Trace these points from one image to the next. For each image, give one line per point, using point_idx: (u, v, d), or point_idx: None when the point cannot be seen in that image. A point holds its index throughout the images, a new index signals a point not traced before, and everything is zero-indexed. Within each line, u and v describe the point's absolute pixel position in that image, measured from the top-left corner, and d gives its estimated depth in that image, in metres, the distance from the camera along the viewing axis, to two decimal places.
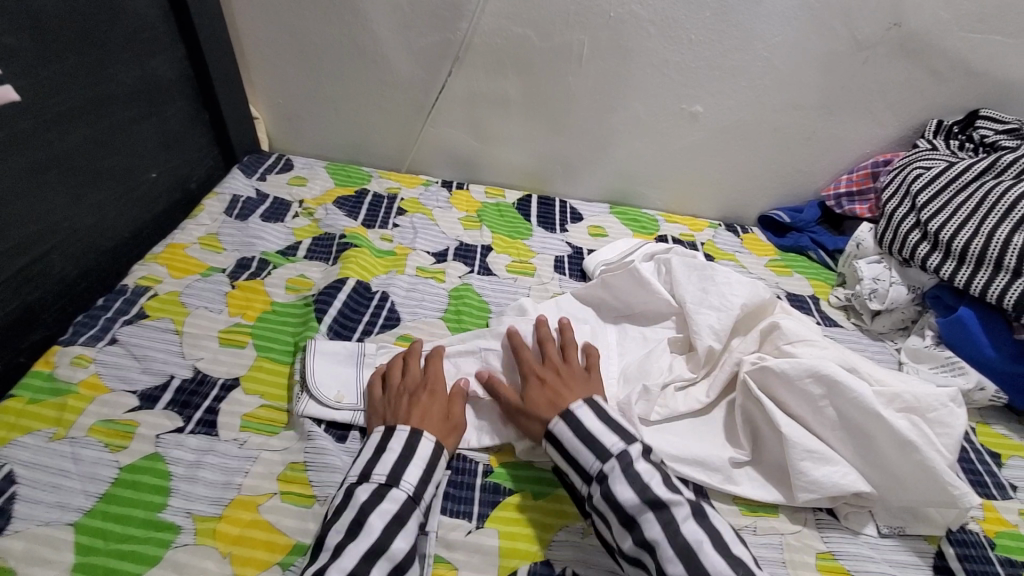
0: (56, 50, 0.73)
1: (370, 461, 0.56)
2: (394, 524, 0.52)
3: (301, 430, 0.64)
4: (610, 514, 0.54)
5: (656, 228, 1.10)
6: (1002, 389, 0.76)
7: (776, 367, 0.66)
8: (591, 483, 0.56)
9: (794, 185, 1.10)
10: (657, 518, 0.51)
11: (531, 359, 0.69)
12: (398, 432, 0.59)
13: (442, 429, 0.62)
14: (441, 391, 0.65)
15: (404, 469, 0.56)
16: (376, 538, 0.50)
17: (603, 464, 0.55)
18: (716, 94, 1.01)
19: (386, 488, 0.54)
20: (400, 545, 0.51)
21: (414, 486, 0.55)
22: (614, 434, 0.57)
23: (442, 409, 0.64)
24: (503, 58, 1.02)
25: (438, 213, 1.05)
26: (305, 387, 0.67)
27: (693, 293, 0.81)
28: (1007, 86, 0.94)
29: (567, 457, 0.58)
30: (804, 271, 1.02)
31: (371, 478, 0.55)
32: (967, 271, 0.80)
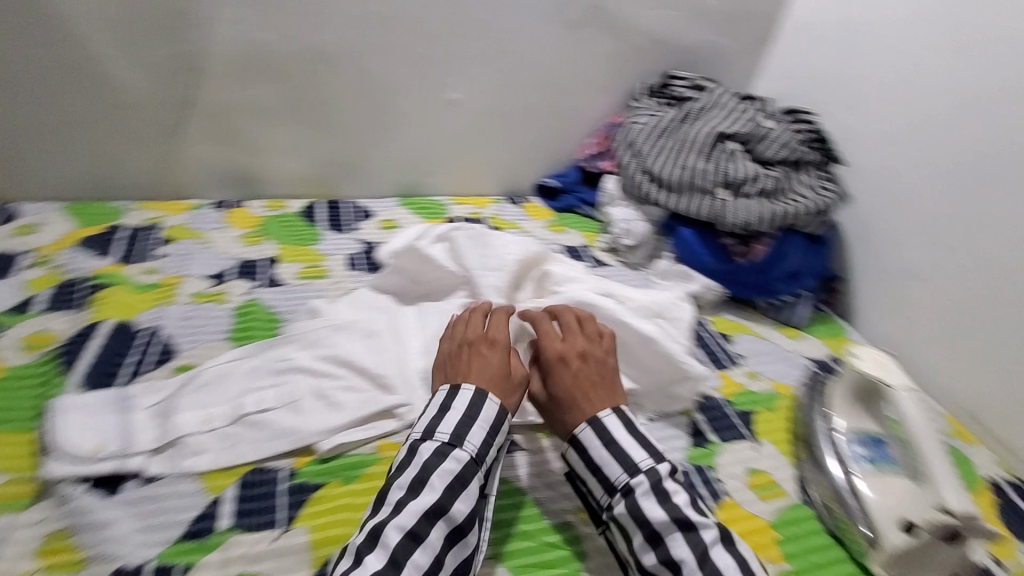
0: None
1: (434, 419, 0.61)
2: (456, 484, 0.56)
3: (62, 495, 0.58)
4: (634, 531, 0.56)
5: (445, 213, 1.17)
6: (722, 284, 0.97)
7: (547, 306, 0.78)
8: (614, 496, 0.58)
9: (554, 154, 1.25)
10: (687, 540, 0.54)
11: (553, 344, 0.69)
12: (463, 391, 0.62)
13: (502, 388, 0.65)
14: (500, 341, 0.68)
15: (469, 428, 0.60)
16: (439, 500, 0.55)
17: (632, 479, 0.58)
18: (467, 80, 1.10)
19: (449, 449, 0.58)
20: (461, 507, 0.56)
21: (476, 449, 0.59)
22: (644, 451, 0.59)
23: (501, 360, 0.67)
24: (251, 66, 0.98)
25: (214, 234, 0.98)
26: (52, 450, 0.61)
27: (475, 260, 0.88)
28: (686, 50, 1.18)
29: (590, 468, 0.60)
30: (575, 227, 1.18)
31: (436, 436, 0.59)
32: (679, 199, 0.99)
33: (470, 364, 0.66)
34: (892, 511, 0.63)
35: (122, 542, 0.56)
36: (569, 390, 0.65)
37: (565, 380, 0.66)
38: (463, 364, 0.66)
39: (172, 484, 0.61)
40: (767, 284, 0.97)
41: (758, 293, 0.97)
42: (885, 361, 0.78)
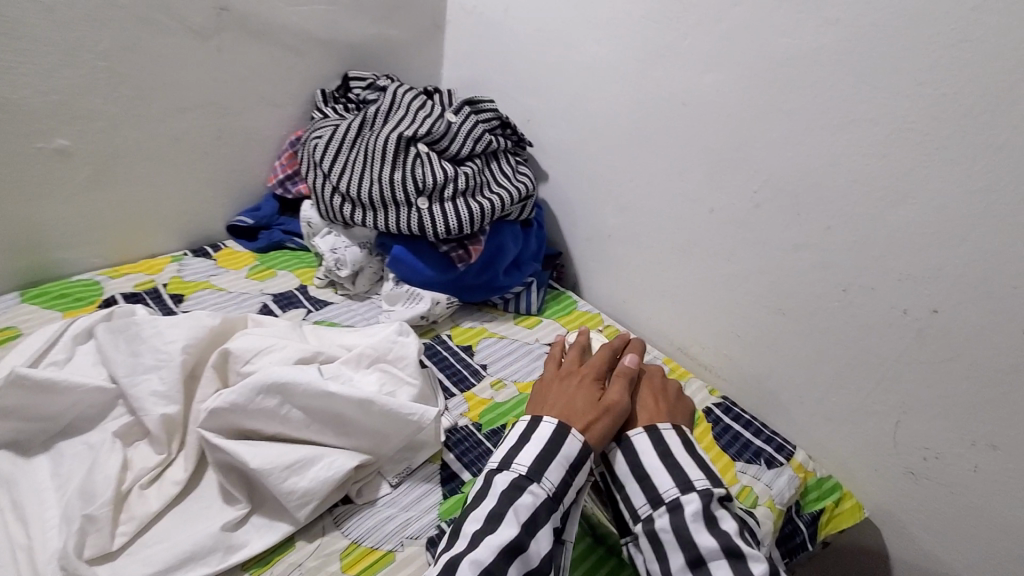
0: None
1: (513, 450, 0.59)
2: (529, 525, 0.53)
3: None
4: (670, 550, 0.54)
5: (99, 292, 0.89)
6: (452, 294, 0.92)
7: (223, 403, 0.61)
8: (659, 507, 0.56)
9: (238, 185, 1.04)
10: (733, 567, 0.51)
11: (566, 390, 0.67)
12: (546, 423, 0.60)
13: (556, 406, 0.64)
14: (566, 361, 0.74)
15: (549, 466, 0.57)
16: (514, 539, 0.52)
17: (681, 494, 0.56)
18: (66, 120, 0.82)
19: (526, 483, 0.56)
20: (534, 550, 0.53)
21: (555, 486, 0.56)
22: (694, 471, 0.57)
23: (563, 379, 0.69)
24: None
25: None
26: None
27: (126, 361, 0.67)
28: (357, 48, 1.07)
29: (649, 471, 0.59)
30: (286, 266, 1.01)
31: (513, 468, 0.57)
32: (381, 217, 0.90)
33: (549, 389, 0.68)
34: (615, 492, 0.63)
35: None
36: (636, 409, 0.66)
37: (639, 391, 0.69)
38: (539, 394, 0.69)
39: None
40: (493, 283, 0.94)
41: (487, 293, 0.95)
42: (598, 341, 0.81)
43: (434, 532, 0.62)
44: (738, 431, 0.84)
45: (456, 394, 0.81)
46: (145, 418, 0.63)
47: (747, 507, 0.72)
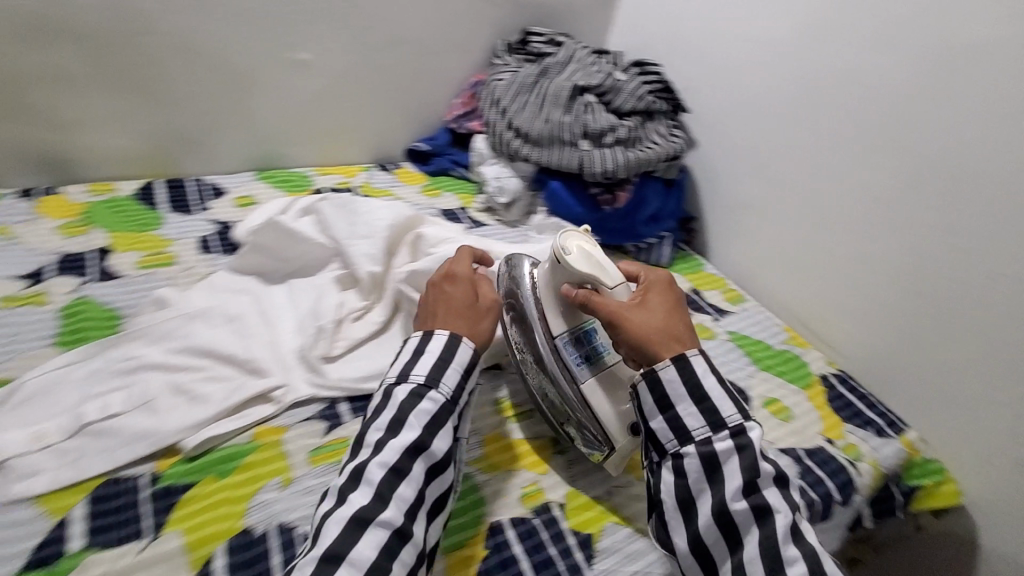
0: None
1: (409, 363, 0.59)
2: (435, 425, 0.56)
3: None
4: (731, 475, 0.53)
5: (310, 183, 1.09)
6: (595, 233, 1.03)
7: (422, 268, 0.76)
8: (719, 431, 0.55)
9: (421, 116, 1.21)
10: (778, 490, 0.53)
11: (454, 301, 0.64)
12: (436, 335, 0.60)
13: (468, 327, 0.62)
14: (461, 276, 0.66)
15: (445, 373, 0.58)
16: (420, 437, 0.54)
17: (743, 421, 0.56)
18: (312, 38, 1.02)
19: (425, 390, 0.57)
20: (441, 444, 0.55)
21: (452, 389, 0.58)
22: (732, 405, 0.56)
23: (467, 295, 0.65)
24: (41, 24, 0.83)
25: (21, 228, 0.83)
26: None
27: (345, 228, 0.84)
28: (540, 7, 1.20)
29: (722, 394, 0.57)
30: (451, 189, 1.15)
31: (410, 377, 0.57)
32: (547, 154, 1.02)
33: (438, 297, 0.64)
34: (621, 407, 0.66)
35: None
36: (648, 334, 0.60)
37: (652, 311, 0.62)
38: (435, 301, 0.64)
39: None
40: (633, 229, 1.04)
41: (625, 238, 1.04)
42: (591, 246, 0.67)
43: None
44: (851, 402, 0.88)
45: None
46: (358, 270, 0.80)
47: (851, 458, 0.78)
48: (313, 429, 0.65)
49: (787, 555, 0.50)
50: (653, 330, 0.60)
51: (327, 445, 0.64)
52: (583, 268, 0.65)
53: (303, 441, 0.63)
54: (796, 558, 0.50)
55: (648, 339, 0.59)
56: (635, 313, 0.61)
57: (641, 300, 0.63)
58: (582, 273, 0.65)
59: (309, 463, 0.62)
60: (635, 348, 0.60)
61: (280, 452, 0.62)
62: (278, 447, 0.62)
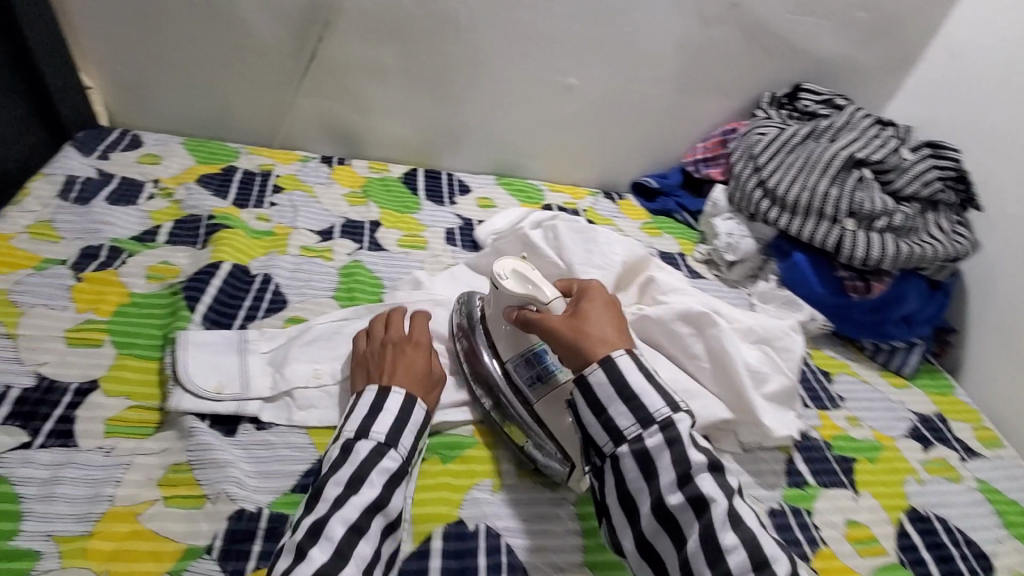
0: None
1: (367, 418, 0.56)
2: (392, 483, 0.53)
3: (185, 440, 0.58)
4: (662, 466, 0.50)
5: (541, 198, 1.13)
6: (829, 318, 0.94)
7: (652, 314, 0.75)
8: (647, 427, 0.51)
9: (662, 152, 1.19)
10: (716, 479, 0.49)
11: (415, 361, 0.62)
12: (393, 393, 0.58)
13: (426, 387, 0.62)
14: (424, 344, 0.65)
15: (402, 432, 0.56)
16: (378, 495, 0.51)
17: (644, 430, 0.51)
18: (586, 66, 1.05)
19: (385, 448, 0.55)
20: (397, 503, 0.53)
21: (407, 448, 0.56)
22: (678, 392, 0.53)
23: (426, 363, 0.63)
24: (379, 24, 0.97)
25: (320, 189, 0.99)
26: (176, 381, 0.61)
27: (579, 253, 0.84)
28: (821, 63, 1.12)
29: (629, 392, 0.52)
30: (672, 232, 1.12)
31: (371, 435, 0.55)
32: (799, 222, 0.95)
33: (391, 357, 0.62)
34: (564, 422, 0.62)
35: (242, 484, 0.56)
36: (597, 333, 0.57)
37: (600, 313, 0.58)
38: (389, 363, 0.62)
39: (283, 435, 0.61)
40: (881, 326, 0.93)
41: (867, 333, 0.94)
42: (527, 267, 0.66)
43: (777, 506, 0.71)
44: None
45: (811, 407, 0.84)
46: None
47: None
48: None
49: (725, 543, 0.47)
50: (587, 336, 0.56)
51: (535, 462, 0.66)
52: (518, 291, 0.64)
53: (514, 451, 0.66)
54: (735, 547, 0.47)
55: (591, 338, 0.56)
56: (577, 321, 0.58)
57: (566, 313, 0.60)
58: (519, 295, 0.63)
59: (517, 474, 0.64)
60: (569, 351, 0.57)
61: (494, 455, 0.65)
62: (493, 449, 0.66)
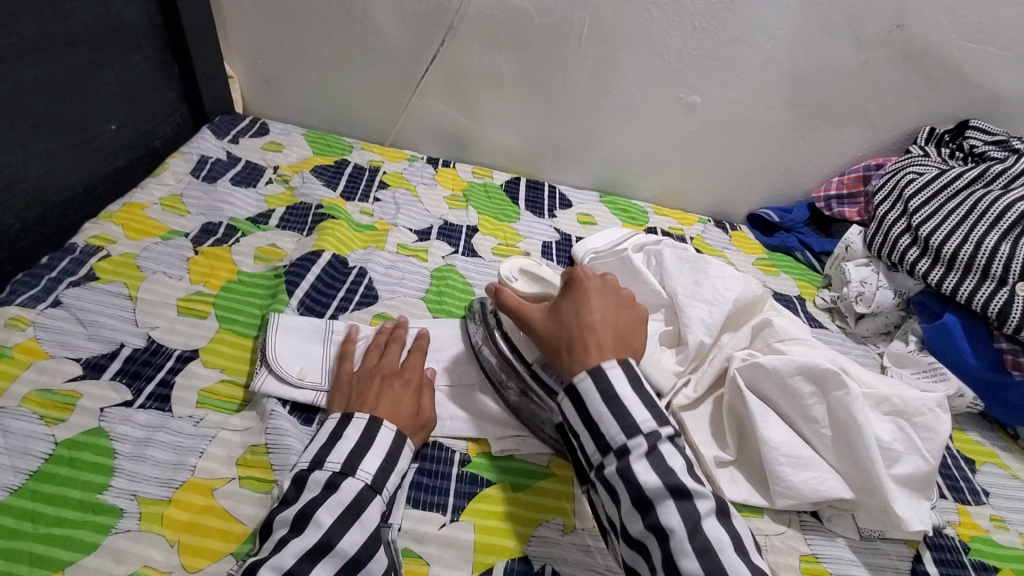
0: None
1: (323, 448, 0.51)
2: (347, 517, 0.47)
3: (265, 424, 0.57)
4: (621, 492, 0.49)
5: (645, 219, 1.05)
6: (980, 397, 0.80)
7: (767, 364, 0.65)
8: (606, 456, 0.50)
9: (786, 184, 1.08)
10: (678, 507, 0.47)
11: (395, 393, 0.58)
12: (356, 418, 0.54)
13: (410, 425, 0.56)
14: (414, 380, 0.60)
15: (364, 457, 0.51)
16: (327, 530, 0.46)
17: (628, 440, 0.50)
18: (714, 85, 0.97)
19: (339, 478, 0.49)
20: (353, 538, 0.46)
21: (373, 475, 0.50)
22: (647, 412, 0.50)
23: (413, 401, 0.58)
24: (500, 30, 0.96)
25: (422, 189, 0.99)
26: (263, 363, 0.61)
27: (685, 286, 0.76)
28: (996, 98, 0.97)
29: (585, 423, 0.51)
30: (790, 272, 1.01)
31: (325, 466, 0.50)
32: (955, 278, 0.83)
33: (371, 387, 0.58)
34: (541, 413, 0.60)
35: None
36: (585, 326, 0.55)
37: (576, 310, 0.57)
38: (369, 393, 0.57)
39: None
40: None
41: None
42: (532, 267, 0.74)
43: None
44: None
45: (947, 498, 0.70)
46: (686, 333, 0.71)
47: None
48: None
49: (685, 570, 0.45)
50: (576, 325, 0.55)
51: None
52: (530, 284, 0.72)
53: None
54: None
55: (578, 329, 0.55)
56: (568, 305, 0.57)
57: (553, 300, 0.59)
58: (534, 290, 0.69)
59: (592, 518, 0.57)
60: (552, 347, 0.56)
61: (569, 492, 0.59)
62: (568, 485, 0.60)
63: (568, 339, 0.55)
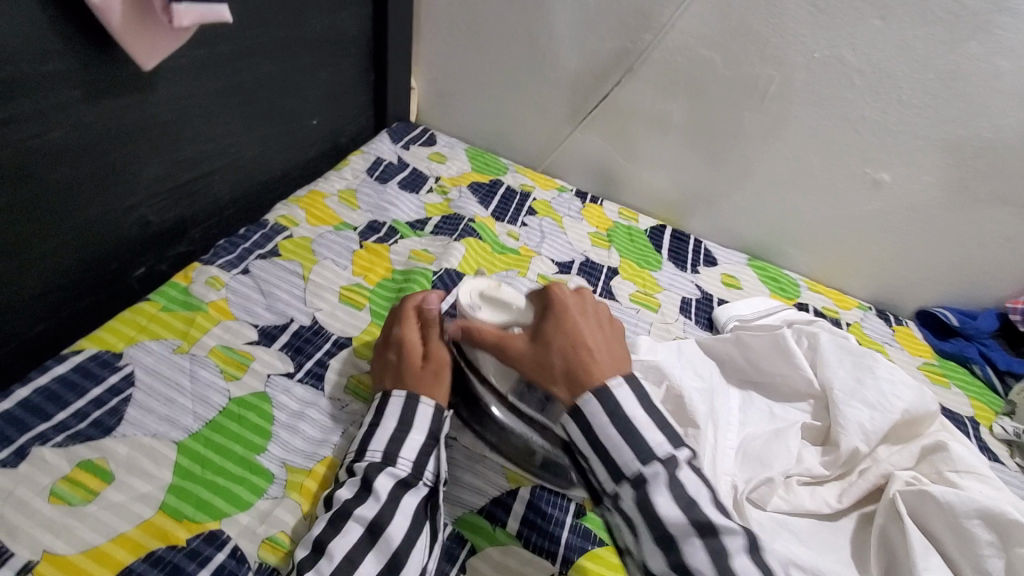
0: (273, 5, 0.76)
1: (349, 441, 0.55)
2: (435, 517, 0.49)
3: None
4: (641, 524, 0.45)
5: (797, 293, 0.98)
6: None
7: (938, 495, 0.57)
8: (620, 483, 0.47)
9: (974, 286, 0.95)
10: (704, 546, 0.43)
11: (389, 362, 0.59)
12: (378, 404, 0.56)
13: (417, 380, 0.57)
14: (408, 340, 0.60)
15: (403, 444, 0.52)
16: (360, 509, 0.48)
17: (644, 467, 0.46)
18: (909, 165, 0.88)
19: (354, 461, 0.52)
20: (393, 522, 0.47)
21: (413, 462, 0.52)
22: (662, 433, 0.47)
23: (415, 361, 0.58)
24: (678, 80, 0.95)
25: (568, 221, 1.00)
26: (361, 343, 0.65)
27: (844, 381, 0.69)
28: None
29: (595, 449, 0.48)
30: (964, 387, 0.88)
31: (345, 455, 0.53)
32: None
33: (376, 365, 0.61)
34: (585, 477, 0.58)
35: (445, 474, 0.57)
36: (576, 344, 0.52)
37: (563, 328, 0.53)
38: (377, 373, 0.60)
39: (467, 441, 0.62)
40: None
41: None
42: (495, 288, 0.62)
43: None
44: None
45: None
46: (838, 436, 0.65)
47: None
48: None
49: None
50: (566, 346, 0.52)
51: None
52: (500, 317, 0.60)
53: None
54: None
55: (569, 348, 0.52)
56: (554, 329, 0.53)
57: (534, 327, 0.55)
58: (501, 319, 0.59)
59: None
60: (546, 376, 0.52)
61: None
62: None
63: (561, 360, 0.51)
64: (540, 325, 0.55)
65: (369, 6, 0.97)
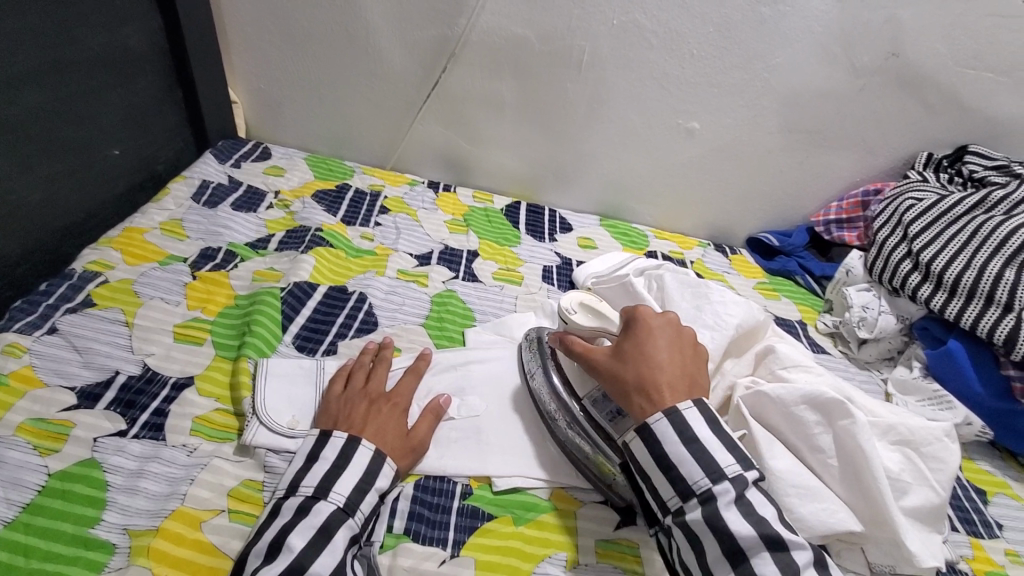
0: (24, 28, 0.66)
1: (299, 472, 0.52)
2: (318, 538, 0.47)
3: (259, 460, 0.56)
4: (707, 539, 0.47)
5: (646, 243, 1.06)
6: (989, 425, 0.78)
7: (771, 393, 0.64)
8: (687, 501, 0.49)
9: (785, 209, 1.09)
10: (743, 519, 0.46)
11: (376, 415, 0.58)
12: (334, 438, 0.54)
13: (398, 448, 0.57)
14: (402, 405, 0.60)
15: (336, 479, 0.51)
16: None
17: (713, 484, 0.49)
18: (713, 111, 0.98)
19: (310, 501, 0.50)
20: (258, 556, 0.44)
21: (346, 497, 0.51)
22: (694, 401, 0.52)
23: (403, 426, 0.59)
24: (499, 59, 0.97)
25: (423, 214, 0.99)
26: (255, 414, 0.58)
27: (687, 311, 0.75)
28: (995, 123, 0.96)
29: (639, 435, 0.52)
30: (791, 296, 1.01)
31: (298, 491, 0.50)
32: (942, 298, 0.84)
33: (357, 409, 0.58)
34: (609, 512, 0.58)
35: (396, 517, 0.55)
36: (653, 369, 0.54)
37: (643, 348, 0.55)
38: (354, 416, 0.57)
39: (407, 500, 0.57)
40: None
41: None
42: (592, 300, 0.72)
43: None
44: None
45: (959, 531, 0.68)
46: None
47: None
48: (607, 516, 0.59)
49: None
50: (643, 368, 0.54)
51: (617, 543, 0.57)
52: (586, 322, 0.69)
53: (595, 525, 0.58)
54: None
55: (645, 374, 0.54)
56: (634, 347, 0.56)
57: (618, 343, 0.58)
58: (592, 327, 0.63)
59: (596, 552, 0.56)
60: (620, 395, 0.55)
61: (573, 526, 0.58)
62: (572, 520, 0.58)
63: (635, 380, 0.54)
64: (619, 346, 0.57)
65: (157, 18, 0.88)
